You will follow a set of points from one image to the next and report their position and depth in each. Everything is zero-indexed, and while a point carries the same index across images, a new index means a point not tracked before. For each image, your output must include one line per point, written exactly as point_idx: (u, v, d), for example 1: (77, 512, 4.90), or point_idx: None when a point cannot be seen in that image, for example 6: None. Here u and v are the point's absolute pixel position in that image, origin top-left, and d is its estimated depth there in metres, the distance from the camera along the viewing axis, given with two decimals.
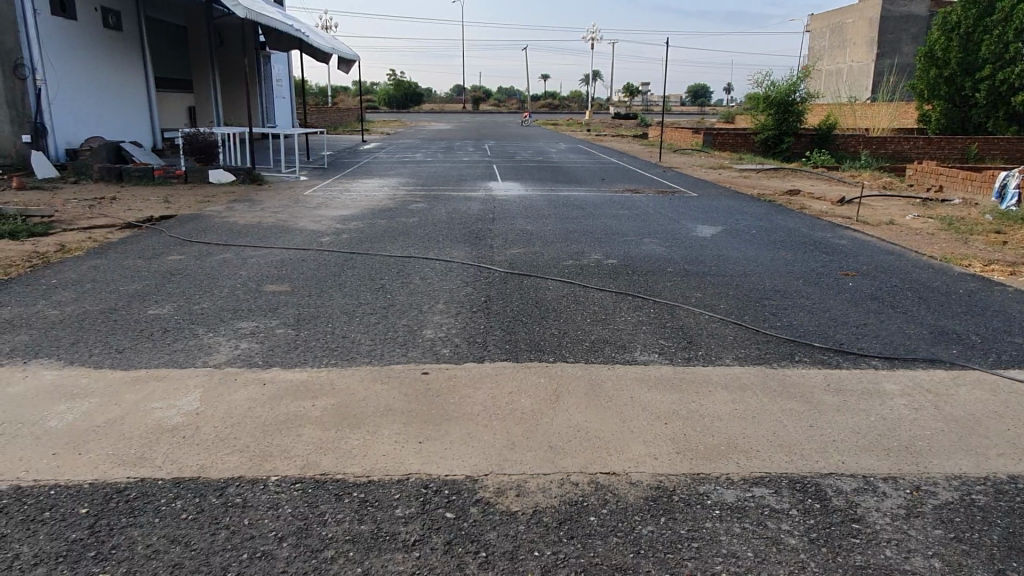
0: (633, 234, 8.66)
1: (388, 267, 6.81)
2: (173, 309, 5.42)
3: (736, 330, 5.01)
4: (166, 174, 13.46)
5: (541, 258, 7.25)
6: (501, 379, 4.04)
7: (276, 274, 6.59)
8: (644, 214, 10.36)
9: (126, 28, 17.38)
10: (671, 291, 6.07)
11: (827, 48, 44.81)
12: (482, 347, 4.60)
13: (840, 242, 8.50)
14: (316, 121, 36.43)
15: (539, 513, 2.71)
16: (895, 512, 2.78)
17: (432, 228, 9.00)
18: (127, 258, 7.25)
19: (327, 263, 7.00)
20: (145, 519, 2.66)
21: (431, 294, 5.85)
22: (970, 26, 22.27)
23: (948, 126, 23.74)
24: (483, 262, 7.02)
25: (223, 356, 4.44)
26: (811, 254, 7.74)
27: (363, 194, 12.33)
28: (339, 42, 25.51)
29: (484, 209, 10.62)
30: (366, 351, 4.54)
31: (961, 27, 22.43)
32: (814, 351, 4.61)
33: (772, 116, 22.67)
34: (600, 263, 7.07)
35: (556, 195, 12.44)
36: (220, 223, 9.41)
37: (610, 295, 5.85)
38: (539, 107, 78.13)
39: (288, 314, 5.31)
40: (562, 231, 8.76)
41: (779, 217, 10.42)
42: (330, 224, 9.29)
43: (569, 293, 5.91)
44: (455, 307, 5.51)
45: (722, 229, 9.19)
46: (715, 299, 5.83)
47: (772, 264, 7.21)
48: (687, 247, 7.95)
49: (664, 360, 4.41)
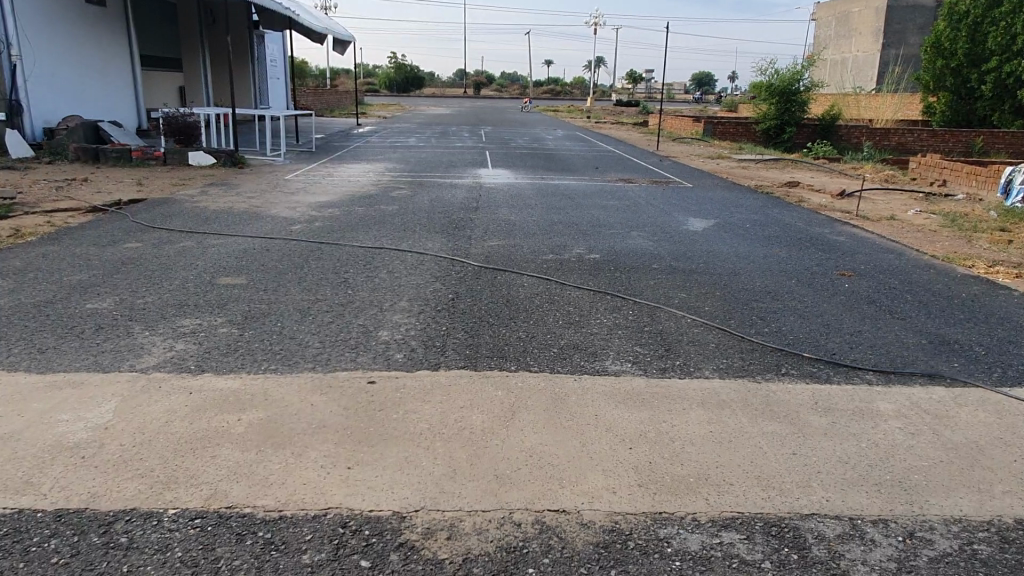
0: (621, 227, 8.24)
1: (357, 259, 6.40)
2: (113, 304, 5.02)
3: (720, 336, 4.61)
4: (144, 156, 13.01)
5: (519, 251, 6.84)
6: (453, 391, 3.64)
7: (234, 264, 6.19)
8: (634, 204, 9.94)
9: (110, 4, 16.90)
10: (655, 290, 5.67)
11: (833, 38, 44.11)
12: (439, 352, 4.20)
13: (838, 239, 8.07)
14: (312, 102, 35.90)
15: (469, 563, 2.33)
16: (884, 565, 2.39)
17: (410, 217, 8.59)
18: (82, 244, 6.86)
19: (292, 253, 6.60)
20: (7, 564, 2.28)
21: (395, 290, 5.44)
22: (978, 17, 21.60)
23: (952, 118, 23.29)
24: (458, 255, 6.61)
25: (152, 359, 4.04)
26: (807, 251, 7.33)
27: (346, 180, 11.91)
28: (334, 23, 24.96)
29: (469, 198, 10.21)
30: (312, 355, 4.13)
31: (970, 17, 21.82)
32: (803, 362, 4.22)
33: (775, 106, 22.20)
34: (582, 258, 6.67)
35: (547, 184, 12.01)
36: (189, 208, 8.99)
37: (589, 294, 5.46)
38: (542, 93, 77.35)
39: (237, 311, 4.90)
40: (547, 223, 8.35)
41: (776, 210, 9.99)
42: (304, 210, 8.87)
43: (543, 291, 5.50)
44: (418, 305, 5.10)
45: (716, 222, 8.77)
46: (700, 301, 5.43)
47: (764, 262, 6.80)
48: (675, 242, 7.54)
49: (637, 370, 4.01)
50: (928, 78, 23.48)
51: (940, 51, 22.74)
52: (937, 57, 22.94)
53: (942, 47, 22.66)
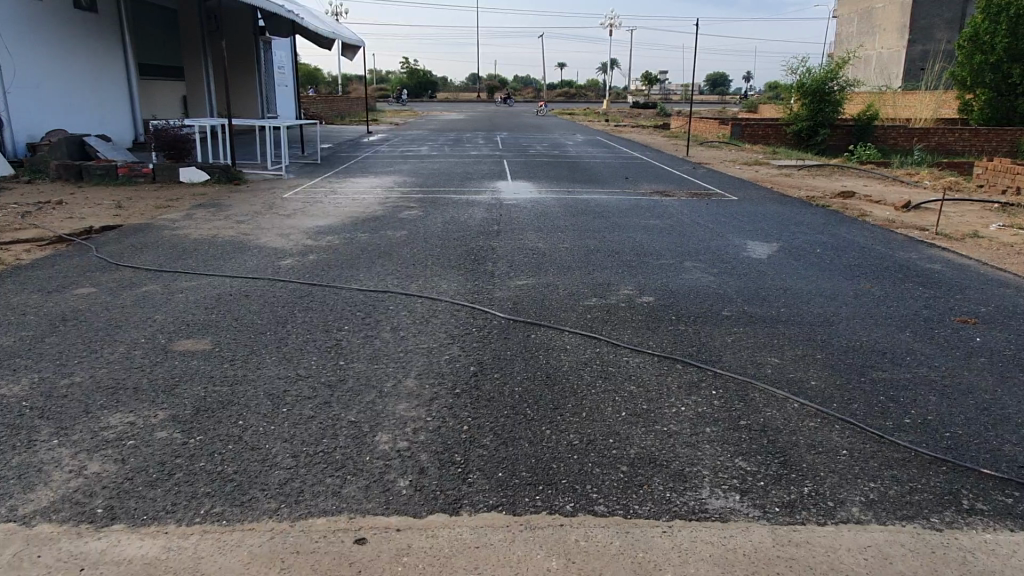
0: (670, 256, 6.97)
1: (355, 309, 5.16)
2: (24, 388, 3.78)
3: (848, 437, 3.30)
4: (131, 172, 11.89)
5: (555, 293, 5.59)
6: (486, 564, 2.38)
7: (201, 319, 4.95)
8: (678, 224, 8.66)
9: (102, 11, 15.87)
10: (736, 353, 4.38)
11: (857, 34, 42.41)
12: (460, 477, 2.93)
13: (933, 267, 6.73)
14: (322, 110, 34.79)
15: None
16: None
17: (420, 245, 7.35)
18: (24, 290, 5.66)
19: (277, 301, 5.38)
20: None
21: (400, 361, 4.18)
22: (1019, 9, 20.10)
23: (992, 117, 21.87)
24: (479, 301, 5.35)
25: (46, 495, 2.79)
26: (904, 286, 6.01)
27: (351, 197, 10.73)
28: (342, 27, 23.93)
29: (489, 218, 8.99)
30: (277, 484, 2.86)
31: (1010, 9, 20.31)
32: (990, 487, 2.91)
33: (808, 106, 20.82)
34: (633, 303, 5.37)
35: (574, 199, 10.71)
36: (167, 237, 7.80)
37: (653, 363, 4.17)
38: (556, 96, 76.13)
39: (188, 399, 3.65)
40: (581, 251, 7.08)
41: (842, 228, 8.67)
42: (299, 238, 7.68)
43: (592, 358, 4.22)
44: (430, 386, 3.83)
45: (779, 247, 7.46)
46: (801, 370, 4.12)
47: (858, 302, 5.49)
48: (740, 275, 6.24)
49: (752, 510, 2.72)
50: (966, 74, 22.01)
51: (978, 45, 21.25)
52: (975, 52, 21.43)
53: (980, 41, 21.17)
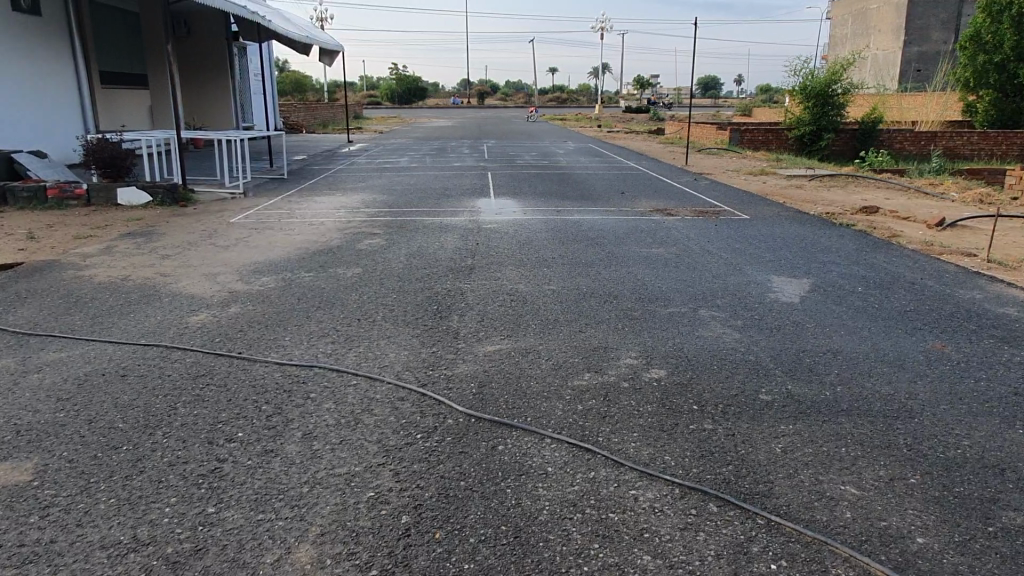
0: (681, 300, 5.64)
1: (260, 400, 3.78)
2: None
3: None
4: (63, 194, 10.62)
5: (536, 366, 4.25)
6: None
7: (43, 420, 3.58)
8: (687, 253, 7.36)
9: (48, 15, 14.51)
10: (793, 477, 3.02)
11: (852, 35, 41.35)
12: None
13: (1007, 312, 5.41)
14: (304, 118, 33.46)
15: None
16: None
17: (374, 288, 6.02)
18: None
19: (161, 384, 3.99)
20: None
21: (299, 507, 2.79)
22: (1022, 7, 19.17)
23: (997, 119, 20.40)
24: (432, 382, 3.99)
25: None
26: (985, 345, 4.68)
27: (309, 221, 9.37)
28: (319, 32, 22.60)
29: (462, 247, 7.66)
30: None
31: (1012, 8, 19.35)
32: None
33: (810, 110, 19.56)
34: (638, 382, 4.01)
35: (565, 220, 9.37)
36: (67, 280, 6.41)
37: (673, 504, 2.81)
38: (549, 101, 74.88)
39: None
40: (572, 297, 5.73)
41: (877, 256, 7.37)
42: (229, 280, 6.32)
43: (583, 500, 2.83)
44: (333, 565, 2.44)
45: (811, 284, 6.14)
46: (894, 512, 2.77)
47: (935, 375, 4.15)
48: (774, 331, 4.90)
49: None
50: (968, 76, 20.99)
51: (981, 46, 20.31)
52: (978, 53, 20.48)
53: (983, 42, 20.25)
